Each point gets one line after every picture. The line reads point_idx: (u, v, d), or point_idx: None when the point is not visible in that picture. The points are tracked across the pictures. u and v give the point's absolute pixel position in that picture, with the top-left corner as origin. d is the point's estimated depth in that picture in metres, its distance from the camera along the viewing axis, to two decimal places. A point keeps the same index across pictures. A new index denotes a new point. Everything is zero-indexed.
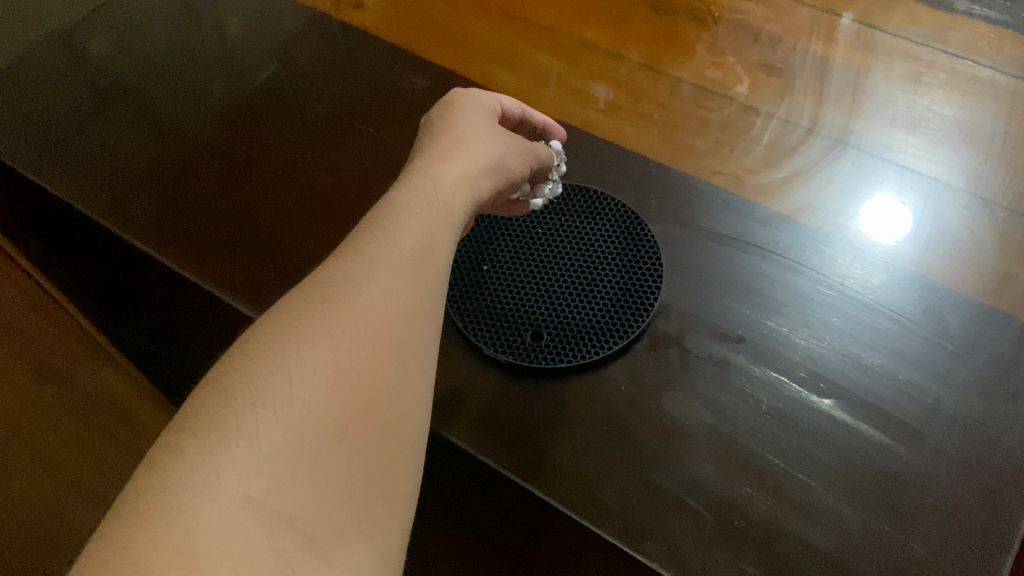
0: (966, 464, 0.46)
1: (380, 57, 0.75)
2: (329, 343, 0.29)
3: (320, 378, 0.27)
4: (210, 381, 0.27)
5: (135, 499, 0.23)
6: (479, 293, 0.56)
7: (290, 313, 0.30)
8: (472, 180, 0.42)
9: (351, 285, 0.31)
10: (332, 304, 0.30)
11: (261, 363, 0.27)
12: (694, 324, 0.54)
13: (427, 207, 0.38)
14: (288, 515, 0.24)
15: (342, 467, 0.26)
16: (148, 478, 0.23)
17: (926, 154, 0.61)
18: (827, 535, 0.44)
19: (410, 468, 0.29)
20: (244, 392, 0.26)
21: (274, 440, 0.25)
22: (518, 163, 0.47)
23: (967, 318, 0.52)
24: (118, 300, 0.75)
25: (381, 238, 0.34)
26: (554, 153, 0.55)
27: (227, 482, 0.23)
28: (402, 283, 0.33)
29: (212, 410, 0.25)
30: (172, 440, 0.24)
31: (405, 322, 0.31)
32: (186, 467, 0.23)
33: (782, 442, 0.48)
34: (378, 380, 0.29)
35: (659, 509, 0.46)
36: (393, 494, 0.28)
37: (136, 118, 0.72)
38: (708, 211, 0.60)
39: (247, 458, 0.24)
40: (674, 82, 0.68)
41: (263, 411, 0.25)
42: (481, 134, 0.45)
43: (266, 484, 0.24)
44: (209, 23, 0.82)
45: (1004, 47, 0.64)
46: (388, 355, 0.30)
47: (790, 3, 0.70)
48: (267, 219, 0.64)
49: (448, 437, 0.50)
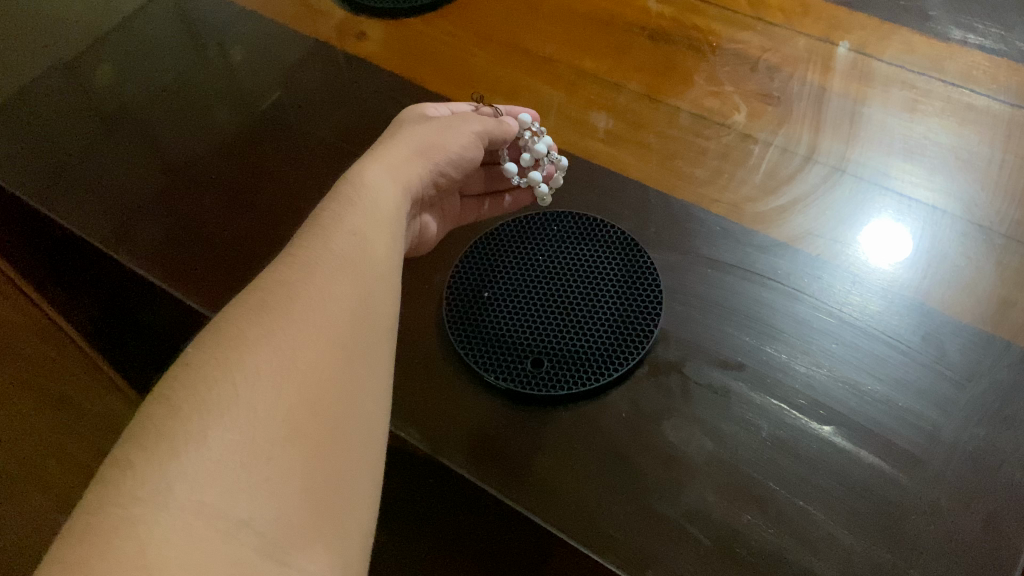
0: (967, 491, 0.46)
1: (383, 87, 0.76)
2: (271, 345, 0.32)
3: (267, 385, 0.30)
4: (156, 393, 0.30)
5: (89, 515, 0.25)
6: (479, 321, 0.56)
7: (229, 320, 0.33)
8: (397, 172, 0.47)
9: (290, 290, 0.35)
10: (273, 311, 0.33)
11: (205, 372, 0.30)
12: (693, 352, 0.54)
13: (364, 218, 0.41)
14: (248, 520, 0.27)
15: (299, 467, 0.29)
16: (101, 493, 0.26)
17: (923, 180, 0.61)
18: (829, 563, 0.44)
19: (368, 474, 0.32)
20: (189, 400, 0.29)
21: (224, 445, 0.28)
22: (450, 140, 0.52)
23: (967, 344, 0.52)
24: (122, 320, 0.77)
25: (314, 249, 0.38)
26: (501, 121, 0.56)
27: (181, 492, 0.26)
28: (337, 283, 0.36)
29: (158, 421, 0.28)
30: (121, 455, 0.27)
31: (347, 322, 0.35)
32: (136, 482, 0.26)
33: (781, 469, 0.48)
34: (325, 376, 0.32)
35: (661, 537, 0.46)
36: (354, 496, 0.31)
37: (139, 145, 0.75)
38: (707, 239, 0.60)
39: (197, 466, 0.27)
40: (672, 111, 0.68)
41: (211, 421, 0.28)
42: (406, 131, 0.51)
43: (220, 492, 0.27)
44: (213, 50, 0.84)
45: (999, 76, 0.65)
46: (332, 356, 0.33)
47: (788, 33, 0.71)
48: (263, 244, 0.65)
49: (446, 465, 0.50)
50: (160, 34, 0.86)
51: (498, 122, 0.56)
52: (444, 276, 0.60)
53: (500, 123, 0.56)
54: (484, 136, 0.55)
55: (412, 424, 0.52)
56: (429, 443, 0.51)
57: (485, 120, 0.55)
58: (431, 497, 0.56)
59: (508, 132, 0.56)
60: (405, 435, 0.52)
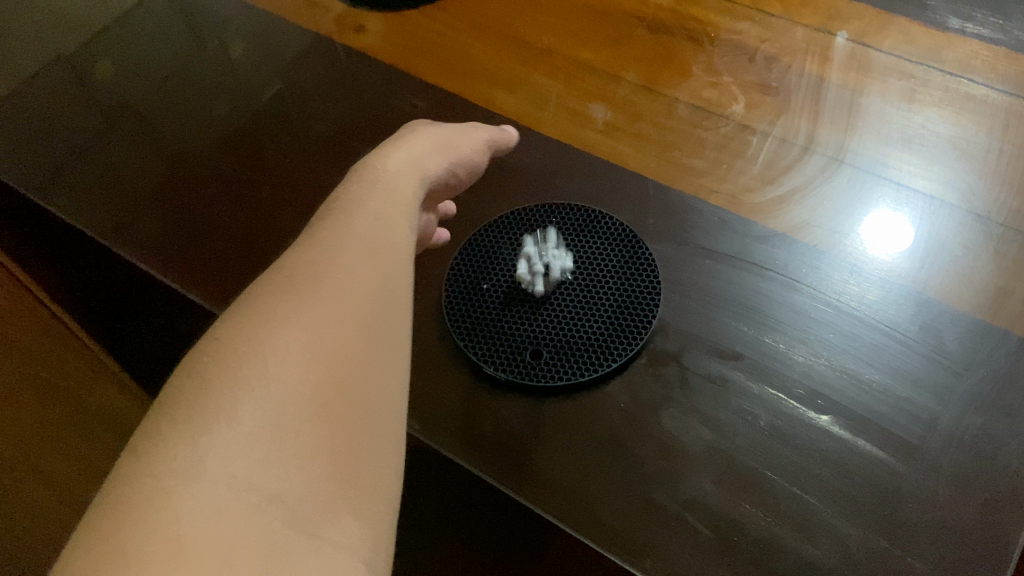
0: (964, 479, 0.46)
1: (381, 79, 0.76)
2: (298, 323, 0.32)
3: (295, 362, 0.31)
4: (185, 370, 0.30)
5: (120, 487, 0.26)
6: (483, 310, 0.56)
7: (256, 299, 0.34)
8: (416, 165, 0.47)
9: (314, 270, 0.35)
10: (298, 289, 0.34)
11: (233, 348, 0.30)
12: (694, 342, 0.54)
13: (380, 204, 0.41)
14: (276, 493, 0.27)
15: (325, 442, 0.29)
16: (134, 466, 0.26)
17: (921, 171, 0.61)
18: (827, 551, 0.44)
19: (394, 449, 0.32)
20: (218, 376, 0.29)
21: (252, 420, 0.28)
22: (466, 143, 0.53)
23: (964, 334, 0.52)
24: (123, 313, 0.78)
25: (337, 232, 0.38)
26: (508, 131, 0.59)
27: (212, 465, 0.26)
28: (359, 263, 0.36)
29: (189, 396, 0.28)
30: (153, 429, 0.28)
31: (370, 302, 0.35)
32: (168, 454, 0.26)
33: (780, 459, 0.48)
34: (350, 355, 0.32)
35: (659, 527, 0.46)
36: (381, 470, 0.31)
37: (139, 138, 0.75)
38: (707, 228, 0.60)
39: (227, 440, 0.27)
40: (670, 102, 0.68)
41: (240, 396, 0.29)
42: (419, 130, 0.52)
43: (250, 465, 0.27)
44: (212, 43, 0.84)
45: (997, 65, 0.65)
46: (357, 334, 0.33)
47: (785, 23, 0.71)
48: (262, 236, 0.65)
49: (447, 454, 0.51)
50: (158, 27, 0.86)
51: (504, 132, 0.59)
52: (443, 268, 0.61)
53: (506, 134, 0.59)
54: (490, 146, 0.57)
55: (411, 415, 0.53)
56: (429, 431, 0.52)
57: (492, 130, 0.58)
58: (429, 487, 0.57)
59: (512, 139, 0.59)
60: (405, 426, 0.52)
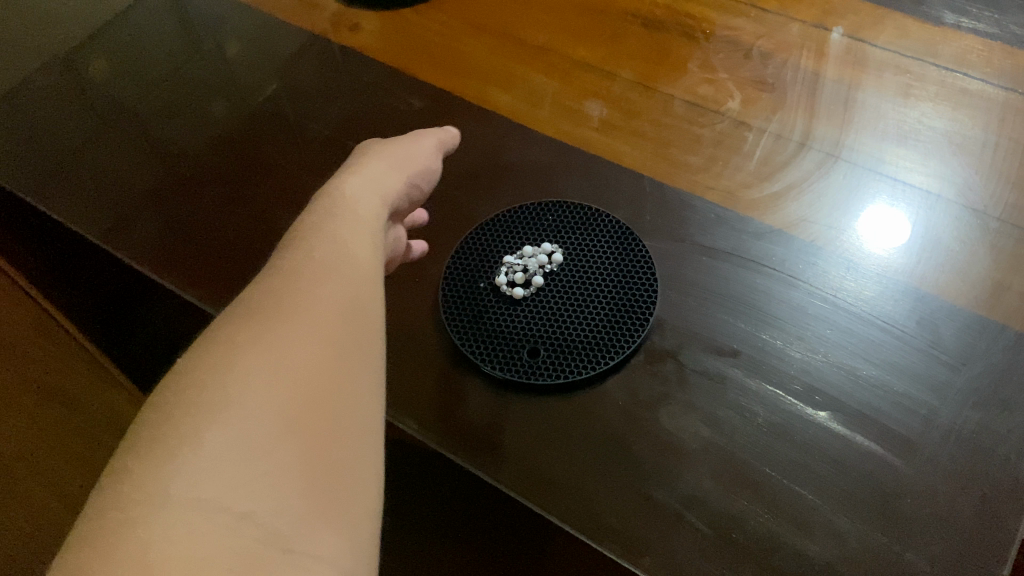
0: (962, 474, 0.46)
1: (377, 79, 0.76)
2: (260, 348, 0.32)
3: (259, 385, 0.30)
4: (149, 406, 0.30)
5: (91, 522, 0.26)
6: (476, 313, 0.56)
7: (217, 331, 0.33)
8: (373, 186, 0.47)
9: (276, 297, 0.35)
10: (259, 317, 0.34)
11: (195, 378, 0.30)
12: (690, 341, 0.54)
13: (344, 227, 0.41)
14: (249, 512, 0.27)
15: (296, 459, 0.29)
16: (102, 502, 0.26)
17: (916, 165, 0.61)
18: (826, 547, 0.44)
19: (370, 459, 0.32)
20: (180, 407, 0.29)
21: (218, 444, 0.28)
22: (418, 155, 0.53)
23: (961, 328, 0.52)
24: (120, 315, 0.77)
25: (300, 258, 0.38)
26: (450, 130, 0.59)
27: (179, 490, 0.26)
28: (323, 286, 0.36)
29: (153, 428, 0.28)
30: (120, 463, 0.28)
31: (336, 321, 0.35)
32: (135, 485, 0.26)
33: (778, 455, 0.48)
34: (317, 374, 0.32)
35: (658, 524, 0.46)
36: (358, 479, 0.31)
37: (134, 139, 0.75)
38: (703, 226, 0.60)
39: (195, 465, 0.27)
40: (667, 99, 0.68)
41: (204, 421, 0.28)
42: (365, 154, 0.52)
43: (218, 487, 0.27)
44: (207, 44, 0.84)
45: (993, 60, 0.65)
46: (324, 354, 0.33)
47: (781, 19, 0.71)
48: (257, 236, 0.65)
49: (444, 451, 0.51)
50: (154, 28, 0.86)
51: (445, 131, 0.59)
52: (439, 269, 0.61)
53: (447, 131, 0.59)
54: (440, 149, 0.57)
55: (410, 415, 0.53)
56: (428, 431, 0.52)
57: (435, 132, 0.58)
58: (432, 487, 0.56)
59: (455, 133, 0.60)
60: (402, 425, 0.52)
